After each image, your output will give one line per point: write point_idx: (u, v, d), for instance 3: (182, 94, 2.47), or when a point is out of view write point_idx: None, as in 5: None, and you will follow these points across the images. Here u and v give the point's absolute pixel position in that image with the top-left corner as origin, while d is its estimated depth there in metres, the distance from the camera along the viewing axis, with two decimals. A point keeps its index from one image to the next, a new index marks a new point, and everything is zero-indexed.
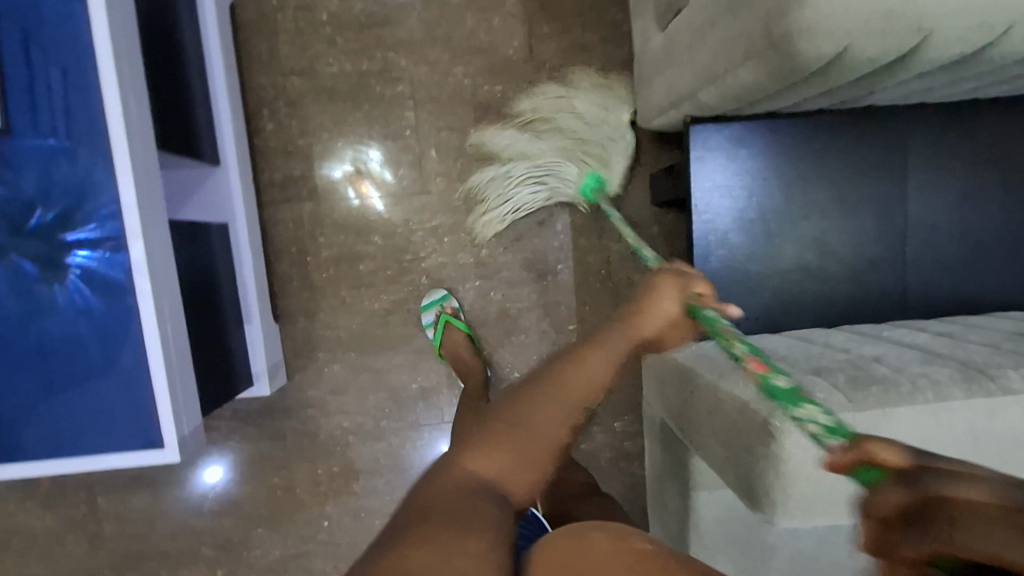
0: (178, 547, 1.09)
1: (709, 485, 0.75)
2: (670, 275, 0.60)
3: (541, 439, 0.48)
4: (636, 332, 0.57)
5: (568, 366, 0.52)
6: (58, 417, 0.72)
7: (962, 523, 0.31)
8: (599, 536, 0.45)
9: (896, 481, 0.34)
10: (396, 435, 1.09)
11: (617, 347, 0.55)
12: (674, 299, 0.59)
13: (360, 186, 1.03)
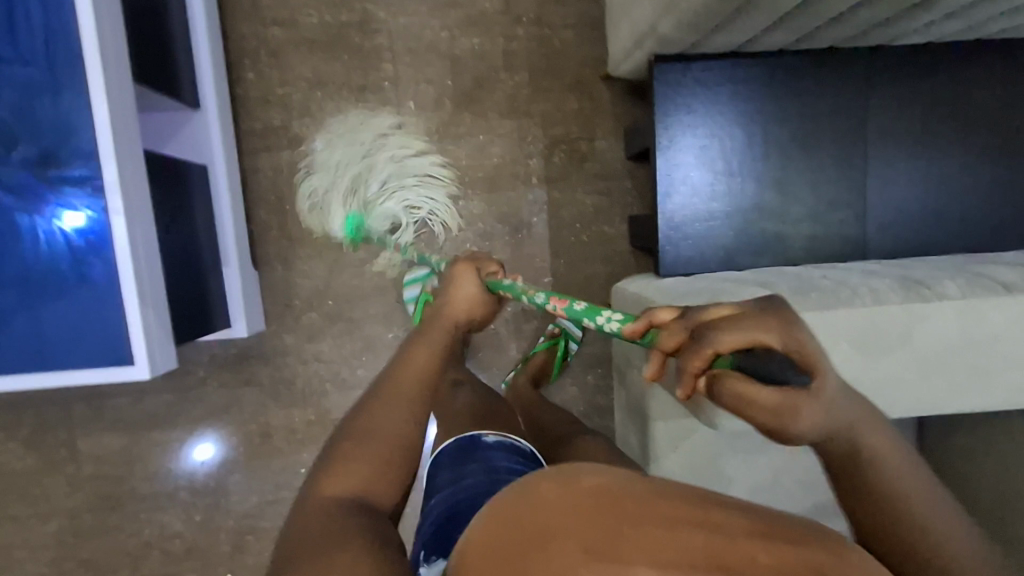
0: (156, 490, 1.11)
1: (666, 413, 0.76)
2: (465, 263, 0.68)
3: (387, 432, 0.52)
4: (449, 318, 0.63)
5: (399, 367, 0.56)
6: (26, 335, 0.72)
7: (719, 327, 0.38)
8: (542, 477, 0.31)
9: (677, 323, 0.42)
10: (372, 383, 1.10)
11: (436, 340, 0.60)
12: (470, 282, 0.66)
13: None
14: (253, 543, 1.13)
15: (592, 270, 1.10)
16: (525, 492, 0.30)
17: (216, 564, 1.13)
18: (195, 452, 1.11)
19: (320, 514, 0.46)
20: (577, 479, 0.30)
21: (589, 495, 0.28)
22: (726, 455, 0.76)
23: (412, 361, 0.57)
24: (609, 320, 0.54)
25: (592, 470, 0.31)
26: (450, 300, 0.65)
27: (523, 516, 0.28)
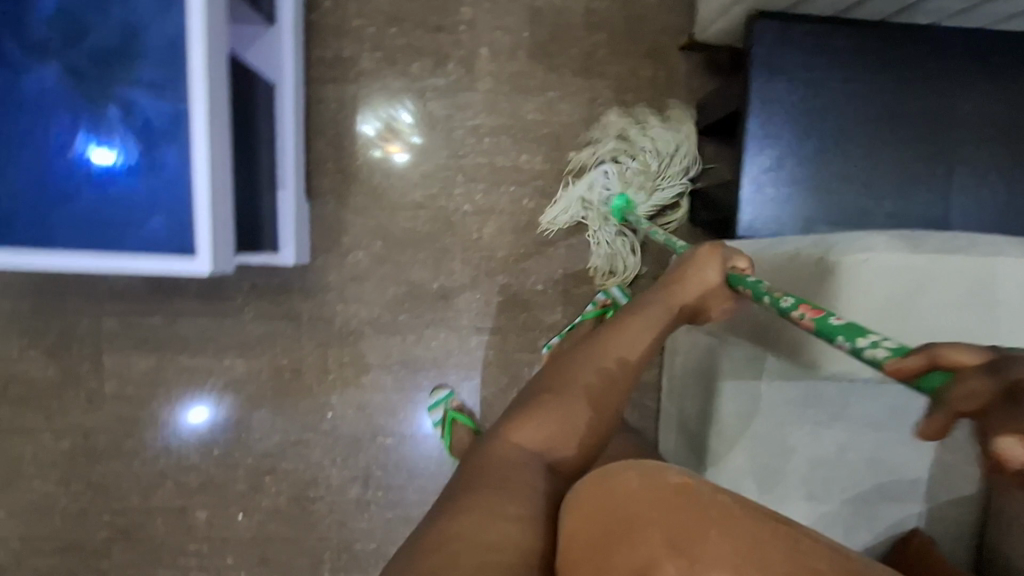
0: (177, 418, 1.08)
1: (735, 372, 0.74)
2: (712, 246, 0.63)
3: (574, 407, 0.57)
4: (676, 306, 0.63)
5: (600, 345, 0.61)
6: (87, 212, 0.68)
7: None
8: (627, 469, 0.45)
9: (980, 370, 0.35)
10: (412, 331, 1.08)
11: (648, 321, 0.62)
12: (713, 270, 0.62)
13: (389, 146, 1.03)
14: (270, 484, 1.10)
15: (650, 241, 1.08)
16: (614, 481, 0.45)
17: (230, 501, 1.10)
18: (191, 410, 1.08)
19: (515, 455, 0.54)
20: (660, 474, 0.44)
21: (672, 488, 0.43)
22: (792, 423, 0.71)
23: (616, 343, 0.61)
24: (871, 342, 0.43)
25: (667, 468, 0.45)
26: (680, 288, 0.63)
27: (620, 500, 0.43)
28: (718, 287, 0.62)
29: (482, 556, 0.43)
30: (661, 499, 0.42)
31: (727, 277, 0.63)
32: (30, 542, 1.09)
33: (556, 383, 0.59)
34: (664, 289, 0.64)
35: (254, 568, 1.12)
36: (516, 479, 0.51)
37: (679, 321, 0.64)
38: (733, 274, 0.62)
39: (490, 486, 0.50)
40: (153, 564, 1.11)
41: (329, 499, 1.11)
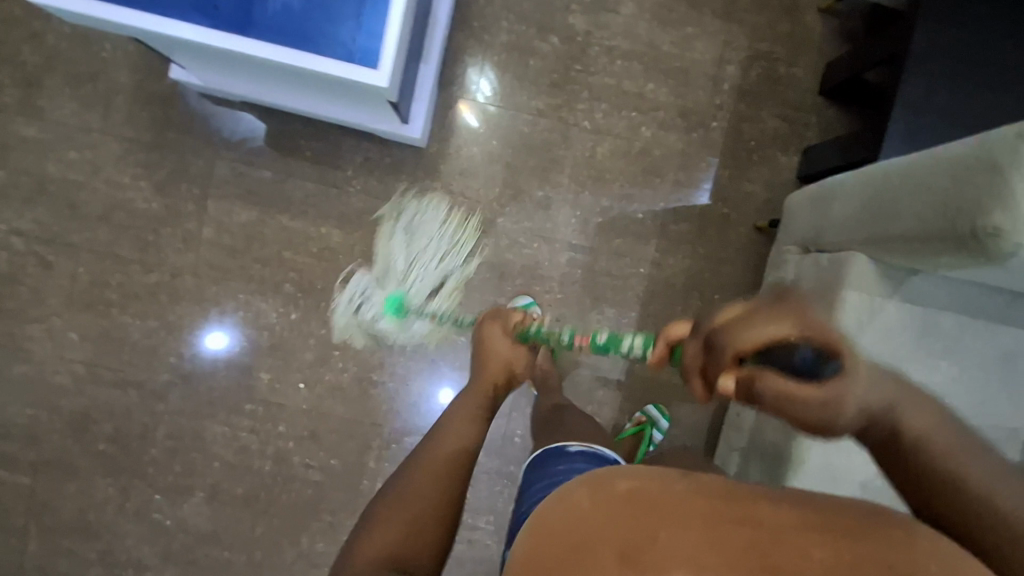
0: (264, 275, 1.09)
1: (860, 286, 0.73)
2: (491, 320, 0.84)
3: (406, 504, 0.64)
4: (485, 383, 0.79)
5: (428, 444, 0.71)
6: (288, 11, 0.73)
7: (731, 331, 0.37)
8: (579, 487, 0.44)
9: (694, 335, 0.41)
10: (506, 235, 1.10)
11: (471, 405, 0.77)
12: (499, 337, 0.82)
13: (465, 111, 1.08)
14: (337, 359, 1.11)
15: (755, 192, 1.09)
16: (566, 502, 0.43)
17: (294, 368, 1.11)
18: (209, 336, 1.10)
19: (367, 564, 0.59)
20: (610, 485, 0.43)
21: (623, 495, 0.42)
22: (905, 349, 0.73)
23: (443, 436, 0.72)
24: (631, 347, 0.63)
25: (614, 477, 0.44)
26: (485, 363, 0.81)
27: (575, 515, 0.41)
28: (509, 351, 0.81)
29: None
30: (619, 508, 0.41)
31: (514, 337, 0.82)
32: (95, 369, 1.10)
33: (396, 497, 0.65)
34: (476, 370, 0.81)
35: (304, 441, 1.12)
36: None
37: (496, 394, 0.80)
38: (518, 332, 0.82)
39: None
40: (207, 418, 1.11)
41: (391, 386, 1.12)
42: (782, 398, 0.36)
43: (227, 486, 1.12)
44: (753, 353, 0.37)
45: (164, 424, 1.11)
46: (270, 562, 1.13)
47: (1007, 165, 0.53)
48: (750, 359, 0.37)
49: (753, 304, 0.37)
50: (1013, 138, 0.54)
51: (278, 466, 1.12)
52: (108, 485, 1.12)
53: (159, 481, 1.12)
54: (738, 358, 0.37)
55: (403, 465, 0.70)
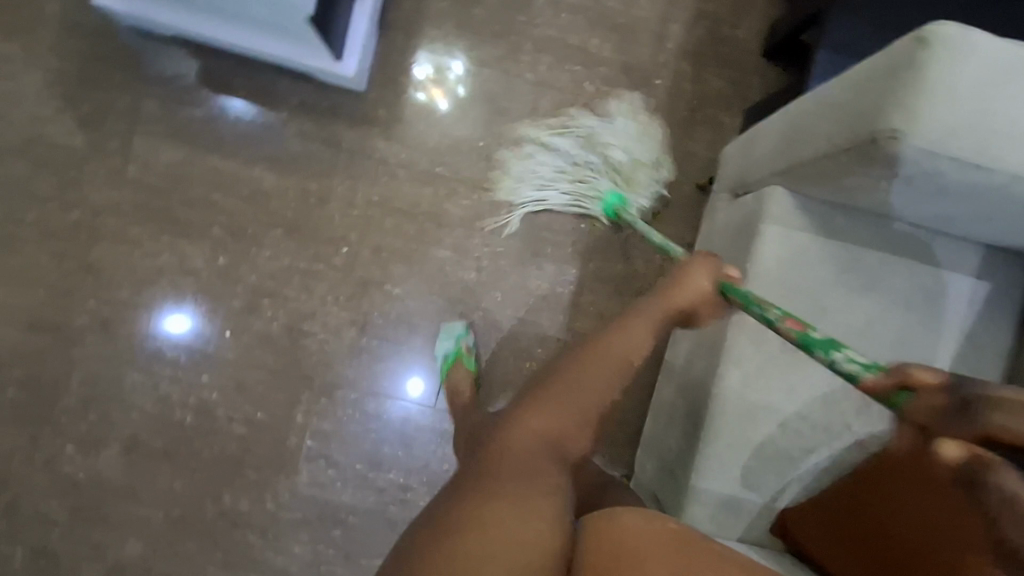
0: (191, 218, 1.05)
1: (780, 219, 0.72)
2: (704, 258, 0.67)
3: (530, 448, 0.53)
4: (677, 306, 0.64)
5: (576, 368, 0.58)
6: None
7: (999, 409, 0.41)
8: (631, 512, 0.52)
9: (936, 389, 0.46)
10: (446, 185, 1.07)
11: (628, 342, 0.61)
12: (705, 276, 0.65)
13: (433, 95, 1.07)
14: (267, 308, 1.07)
15: (698, 151, 1.09)
16: (624, 517, 0.51)
17: (220, 316, 1.07)
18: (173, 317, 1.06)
19: (532, 454, 0.53)
20: (657, 520, 0.51)
21: (671, 532, 0.50)
22: (825, 284, 0.73)
23: (595, 359, 0.59)
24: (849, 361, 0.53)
25: (658, 515, 0.52)
26: (675, 287, 0.65)
27: (631, 528, 0.49)
28: (708, 294, 0.65)
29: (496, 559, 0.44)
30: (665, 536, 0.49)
31: (717, 284, 0.66)
32: (6, 311, 1.05)
33: (511, 434, 0.55)
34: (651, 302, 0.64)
35: (229, 392, 1.08)
36: (536, 479, 0.51)
37: (675, 323, 0.65)
38: (723, 282, 0.66)
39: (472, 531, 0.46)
40: (126, 367, 1.06)
41: (322, 337, 1.08)
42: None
43: (145, 439, 1.08)
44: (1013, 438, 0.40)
45: (79, 371, 1.06)
46: (190, 520, 1.08)
47: (903, 70, 0.53)
48: (1001, 443, 0.41)
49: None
50: (909, 43, 0.54)
51: (201, 418, 1.08)
52: (16, 435, 1.06)
53: (73, 431, 1.07)
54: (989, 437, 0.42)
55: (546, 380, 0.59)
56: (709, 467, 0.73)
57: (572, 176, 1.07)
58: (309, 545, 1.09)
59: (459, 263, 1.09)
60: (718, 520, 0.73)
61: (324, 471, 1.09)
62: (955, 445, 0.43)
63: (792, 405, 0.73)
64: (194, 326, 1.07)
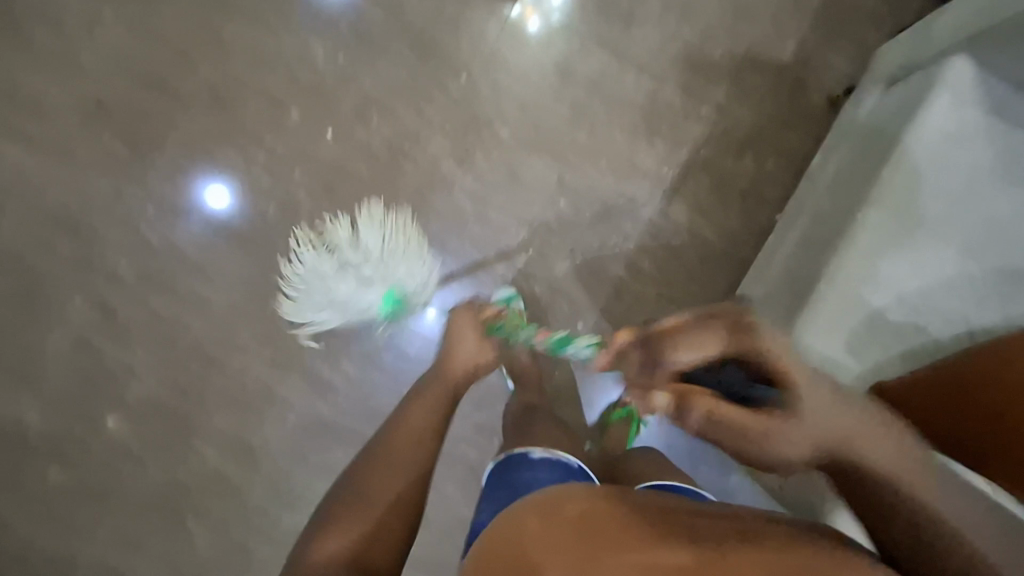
0: (324, 9, 1.06)
1: (954, 87, 0.72)
2: (465, 310, 0.88)
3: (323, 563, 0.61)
4: (454, 373, 0.85)
5: (362, 482, 0.70)
6: None
7: (673, 342, 0.49)
8: (528, 516, 0.51)
9: (630, 345, 0.51)
10: (578, 38, 1.07)
11: (401, 455, 0.73)
12: (469, 332, 0.86)
13: (527, 15, 1.07)
14: (374, 118, 1.07)
15: (835, 65, 1.08)
16: (519, 529, 0.50)
17: (329, 114, 1.06)
18: (214, 187, 1.07)
19: (329, 565, 0.60)
20: (558, 511, 0.50)
21: (570, 520, 0.49)
22: (980, 166, 0.72)
23: (371, 476, 0.71)
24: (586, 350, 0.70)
25: (563, 504, 0.51)
26: (452, 357, 0.85)
27: (527, 532, 0.49)
28: (478, 344, 0.86)
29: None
30: (564, 531, 0.48)
31: (482, 329, 0.86)
32: (122, 57, 1.06)
33: (309, 558, 0.62)
34: (440, 368, 0.85)
35: (318, 194, 1.07)
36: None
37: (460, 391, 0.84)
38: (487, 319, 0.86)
39: None
40: (223, 142, 1.07)
41: (421, 161, 1.07)
42: (709, 415, 0.47)
43: (224, 221, 1.08)
44: (695, 363, 0.49)
45: (176, 135, 1.06)
46: (250, 310, 1.10)
47: None
48: (689, 367, 0.50)
49: (686, 321, 0.50)
50: None
51: (285, 212, 1.07)
52: (103, 182, 1.07)
53: (155, 192, 1.07)
54: (680, 369, 0.50)
55: (333, 516, 0.67)
56: (816, 325, 0.72)
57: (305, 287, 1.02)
58: (359, 362, 1.11)
59: (574, 120, 1.08)
60: None
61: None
62: (657, 393, 0.48)
63: (915, 279, 0.72)
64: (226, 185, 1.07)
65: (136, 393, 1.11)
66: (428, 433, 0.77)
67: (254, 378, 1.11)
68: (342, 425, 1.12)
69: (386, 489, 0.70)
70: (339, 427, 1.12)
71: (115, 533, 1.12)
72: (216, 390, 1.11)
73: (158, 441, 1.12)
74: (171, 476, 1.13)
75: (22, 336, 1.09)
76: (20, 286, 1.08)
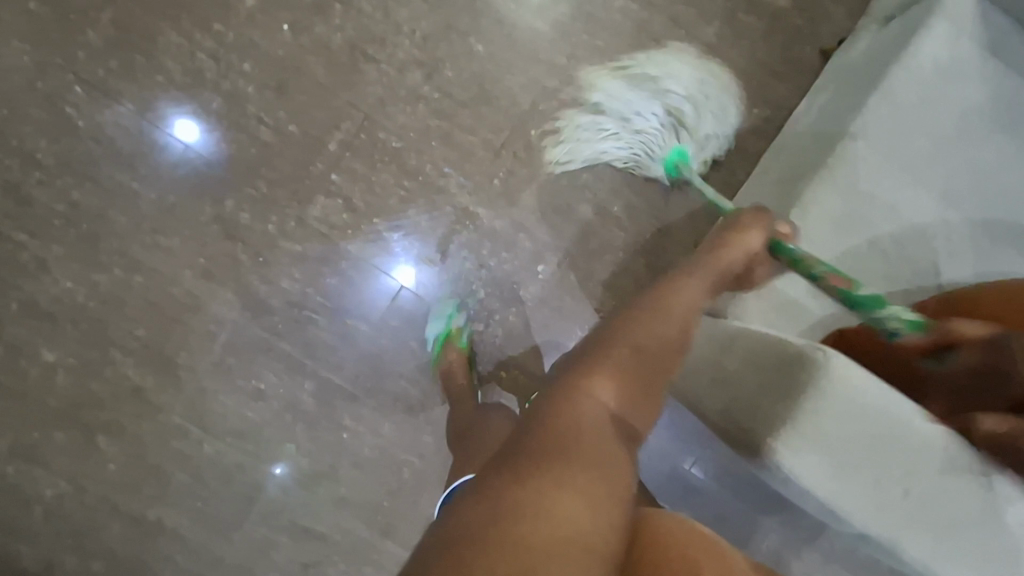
0: None
1: (954, 15, 0.67)
2: (760, 213, 0.66)
3: (570, 421, 0.51)
4: (724, 264, 0.64)
5: (622, 340, 0.57)
6: None
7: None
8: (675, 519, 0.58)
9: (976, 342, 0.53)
10: None
11: (672, 331, 0.59)
12: (761, 234, 0.65)
13: None
14: (336, 14, 0.99)
15: (831, 14, 1.03)
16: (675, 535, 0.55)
17: (287, 5, 0.99)
18: (182, 123, 1.00)
19: (590, 424, 0.51)
20: (699, 534, 0.57)
21: (704, 541, 0.57)
22: (972, 106, 0.67)
23: (638, 337, 0.57)
24: (893, 322, 0.59)
25: (696, 526, 0.59)
26: (725, 246, 0.65)
27: (686, 544, 0.55)
28: (763, 252, 0.66)
29: (575, 535, 0.44)
30: (702, 542, 0.57)
31: (771, 241, 0.66)
32: None
33: (553, 412, 0.52)
34: (716, 251, 0.65)
35: (267, 90, 0.99)
36: (610, 459, 0.50)
37: (725, 283, 0.66)
38: (776, 239, 0.66)
39: (529, 502, 0.45)
40: (167, 23, 0.98)
41: (384, 68, 1.00)
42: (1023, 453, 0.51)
43: (160, 110, 0.99)
44: None
45: (113, 9, 0.98)
46: (183, 213, 1.01)
47: None
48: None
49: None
50: None
51: (230, 107, 0.99)
52: (28, 52, 0.97)
53: (86, 71, 0.98)
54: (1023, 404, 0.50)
55: (577, 360, 0.56)
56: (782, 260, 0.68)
57: (557, 156, 1.01)
58: (300, 282, 1.03)
59: (553, 43, 1.01)
60: (773, 317, 0.70)
61: (346, 233, 1.02)
62: (988, 419, 0.52)
63: (890, 225, 0.67)
64: (185, 117, 0.99)
65: (49, 293, 1.01)
66: (687, 324, 0.60)
67: (182, 288, 1.02)
68: (275, 348, 1.04)
69: (636, 385, 0.55)
70: (271, 350, 1.04)
71: (17, 444, 1.04)
72: (139, 297, 1.02)
73: (70, 347, 1.03)
74: (82, 387, 1.03)
75: None
76: None
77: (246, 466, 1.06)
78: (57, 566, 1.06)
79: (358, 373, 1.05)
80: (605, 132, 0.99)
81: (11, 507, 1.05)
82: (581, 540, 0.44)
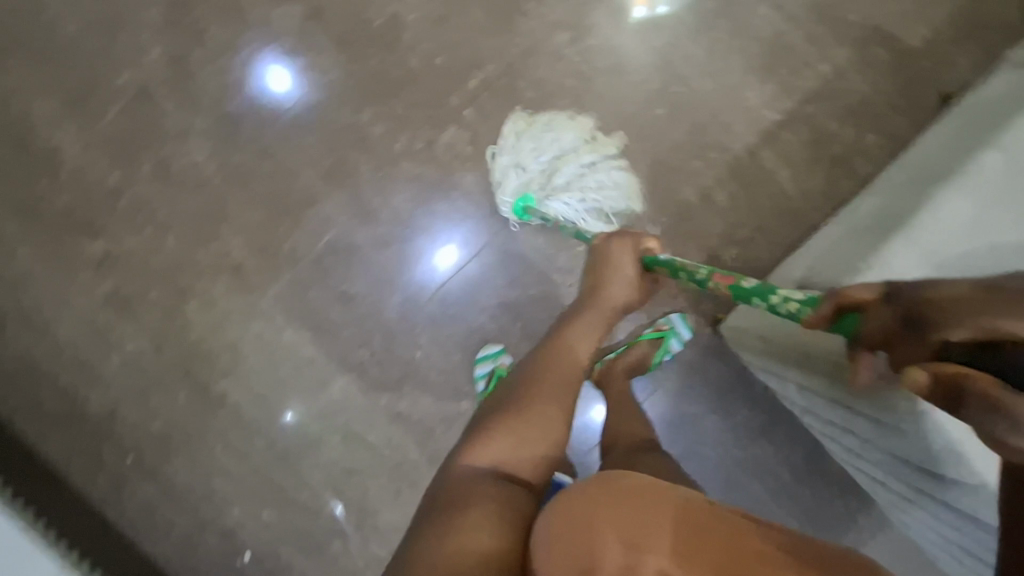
0: None
1: None
2: (621, 242, 0.84)
3: (463, 478, 0.64)
4: (608, 305, 0.81)
5: (504, 400, 0.71)
6: None
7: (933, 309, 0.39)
8: (583, 485, 0.51)
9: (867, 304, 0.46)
10: None
11: (551, 380, 0.72)
12: (628, 260, 0.83)
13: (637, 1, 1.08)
14: None
15: (959, 63, 1.08)
16: (577, 499, 0.50)
17: None
18: (280, 76, 1.08)
19: (474, 477, 0.64)
20: (612, 484, 0.51)
21: (620, 493, 0.50)
22: None
23: (518, 392, 0.71)
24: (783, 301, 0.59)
25: (615, 478, 0.52)
26: (602, 285, 0.83)
27: (589, 506, 0.49)
28: (635, 273, 0.83)
29: (465, 553, 0.55)
30: (619, 503, 0.49)
31: (640, 260, 0.83)
32: None
33: (453, 478, 0.65)
34: (594, 293, 0.82)
35: (427, 22, 1.08)
36: (483, 496, 0.61)
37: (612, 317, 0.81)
38: (646, 255, 0.83)
39: (427, 545, 0.57)
40: None
41: (536, 25, 1.08)
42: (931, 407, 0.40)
43: (326, 20, 1.08)
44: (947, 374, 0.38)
45: None
46: (322, 115, 1.08)
47: None
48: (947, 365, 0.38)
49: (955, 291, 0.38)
50: None
51: (389, 29, 1.08)
52: None
53: None
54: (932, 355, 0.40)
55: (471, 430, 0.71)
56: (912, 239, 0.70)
57: (493, 157, 1.06)
58: (411, 202, 1.09)
59: (694, 34, 1.08)
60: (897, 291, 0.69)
61: (466, 165, 1.08)
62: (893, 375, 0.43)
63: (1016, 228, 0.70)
64: (281, 70, 1.08)
65: (182, 160, 1.09)
66: (572, 371, 0.74)
67: (303, 183, 1.09)
68: (372, 259, 1.09)
69: (539, 413, 0.69)
70: (368, 260, 1.09)
71: (116, 291, 1.10)
72: (262, 183, 1.09)
73: (187, 214, 1.09)
74: (188, 254, 1.09)
75: (94, 70, 1.09)
76: (111, 17, 1.09)
77: (317, 363, 1.10)
78: (119, 416, 1.10)
79: (444, 297, 1.10)
80: (541, 151, 1.05)
81: (92, 351, 1.10)
82: (475, 555, 0.54)
